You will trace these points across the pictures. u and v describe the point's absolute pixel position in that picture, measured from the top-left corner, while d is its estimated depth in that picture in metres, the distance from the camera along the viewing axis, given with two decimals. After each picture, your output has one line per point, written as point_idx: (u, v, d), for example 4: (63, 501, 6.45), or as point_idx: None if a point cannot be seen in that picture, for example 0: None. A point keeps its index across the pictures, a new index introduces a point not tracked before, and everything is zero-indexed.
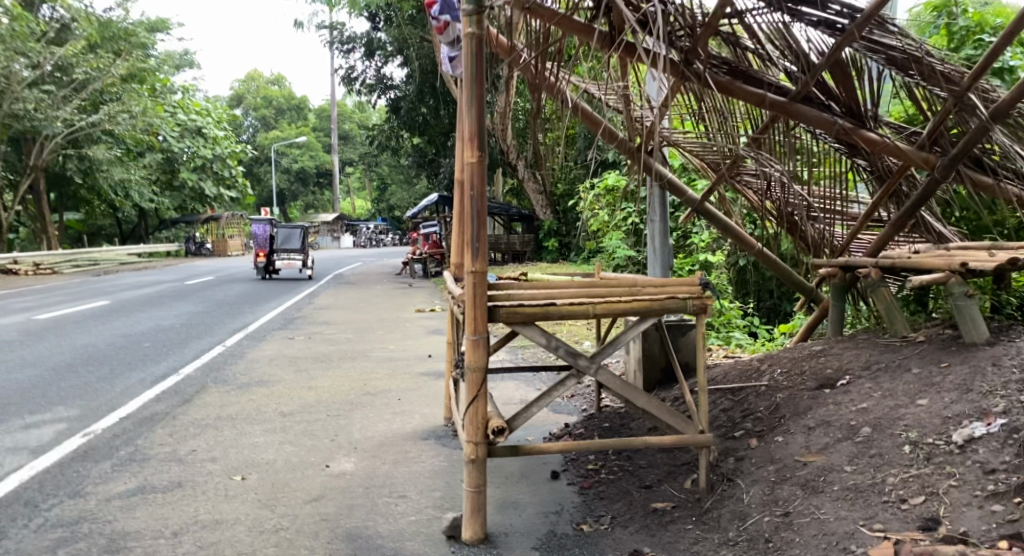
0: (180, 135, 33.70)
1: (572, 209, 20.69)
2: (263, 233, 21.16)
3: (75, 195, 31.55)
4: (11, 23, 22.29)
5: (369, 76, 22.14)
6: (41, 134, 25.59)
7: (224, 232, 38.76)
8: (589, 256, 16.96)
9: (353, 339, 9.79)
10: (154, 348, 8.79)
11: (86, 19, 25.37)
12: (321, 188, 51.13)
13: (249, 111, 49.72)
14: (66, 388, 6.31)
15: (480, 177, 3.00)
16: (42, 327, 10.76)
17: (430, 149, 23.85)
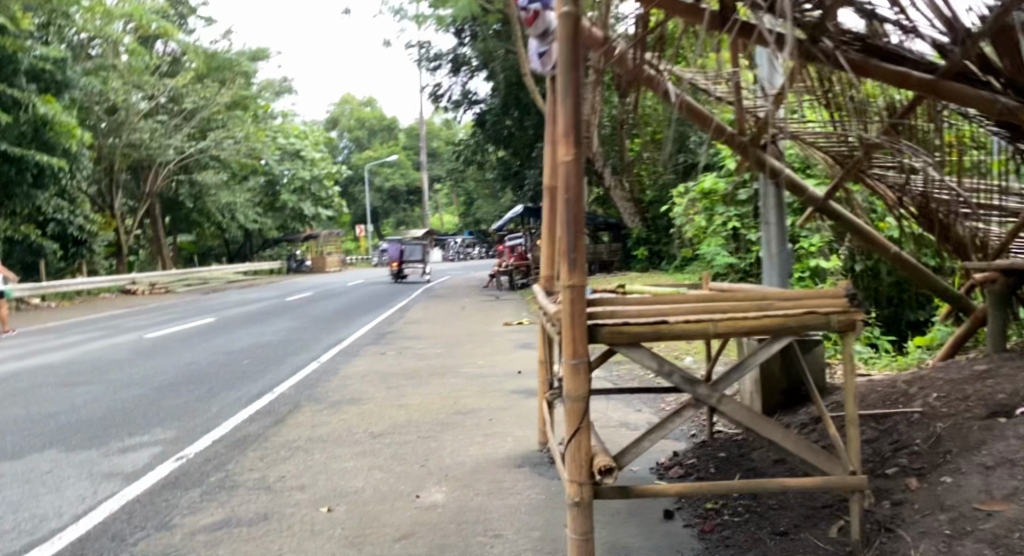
0: (280, 157, 34.93)
1: (664, 216, 20.06)
2: (395, 250, 26.13)
3: (188, 220, 33.08)
4: (128, 59, 23.63)
5: (456, 91, 22.18)
6: (154, 162, 26.94)
7: (322, 249, 39.87)
8: (684, 265, 16.32)
9: (443, 354, 9.57)
10: (250, 366, 8.78)
11: (193, 52, 26.69)
12: (412, 204, 52.03)
13: (343, 132, 51.22)
14: (162, 408, 6.28)
15: (577, 177, 2.60)
16: (147, 346, 11.02)
17: (517, 161, 23.68)
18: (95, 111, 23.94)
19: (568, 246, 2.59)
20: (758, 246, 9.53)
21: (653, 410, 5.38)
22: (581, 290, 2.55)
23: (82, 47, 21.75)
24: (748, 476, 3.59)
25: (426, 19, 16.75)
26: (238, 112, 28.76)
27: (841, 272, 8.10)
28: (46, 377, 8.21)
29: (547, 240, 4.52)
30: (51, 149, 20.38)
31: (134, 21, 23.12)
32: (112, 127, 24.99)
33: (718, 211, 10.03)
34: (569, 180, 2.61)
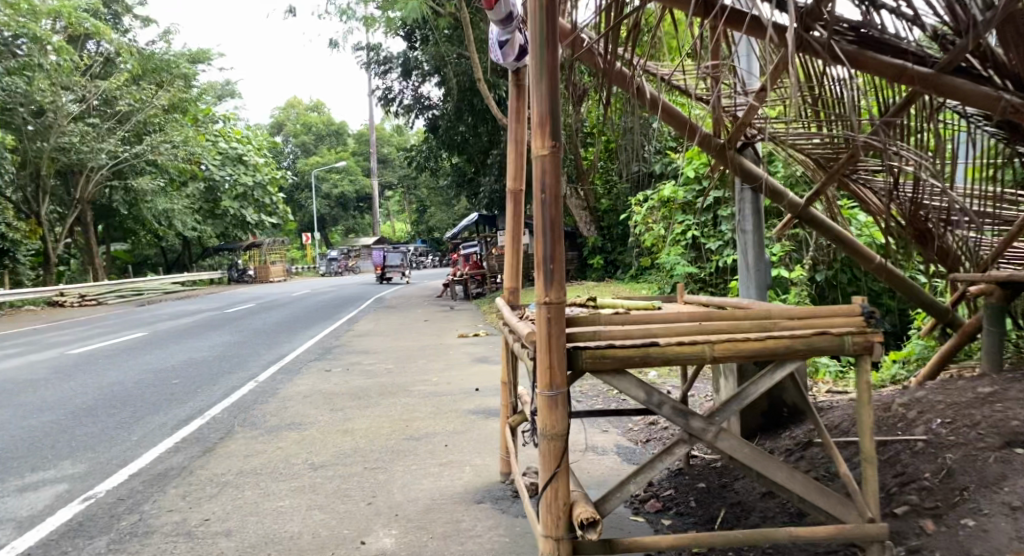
0: (222, 163, 33.77)
1: (618, 224, 19.86)
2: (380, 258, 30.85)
3: (122, 227, 31.72)
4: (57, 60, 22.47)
5: (406, 96, 21.69)
6: (87, 168, 25.66)
7: (266, 258, 38.68)
8: (639, 274, 16.08)
9: (393, 370, 9.06)
10: (182, 385, 8.15)
11: (128, 52, 25.59)
12: (360, 212, 51.07)
13: (289, 138, 50.08)
14: (79, 437, 5.66)
15: (554, 173, 2.22)
16: (72, 363, 10.24)
17: (469, 168, 23.23)
18: (22, 113, 22.67)
19: (544, 255, 2.23)
20: (718, 256, 9.27)
21: (620, 433, 5.02)
22: (559, 307, 2.19)
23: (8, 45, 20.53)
24: (733, 511, 3.24)
25: (376, 21, 16.24)
26: (176, 116, 27.69)
27: (803, 282, 7.84)
28: None
29: (510, 249, 4.17)
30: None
31: (63, 18, 22.02)
32: (39, 129, 23.55)
33: (676, 219, 9.76)
34: (545, 179, 2.24)
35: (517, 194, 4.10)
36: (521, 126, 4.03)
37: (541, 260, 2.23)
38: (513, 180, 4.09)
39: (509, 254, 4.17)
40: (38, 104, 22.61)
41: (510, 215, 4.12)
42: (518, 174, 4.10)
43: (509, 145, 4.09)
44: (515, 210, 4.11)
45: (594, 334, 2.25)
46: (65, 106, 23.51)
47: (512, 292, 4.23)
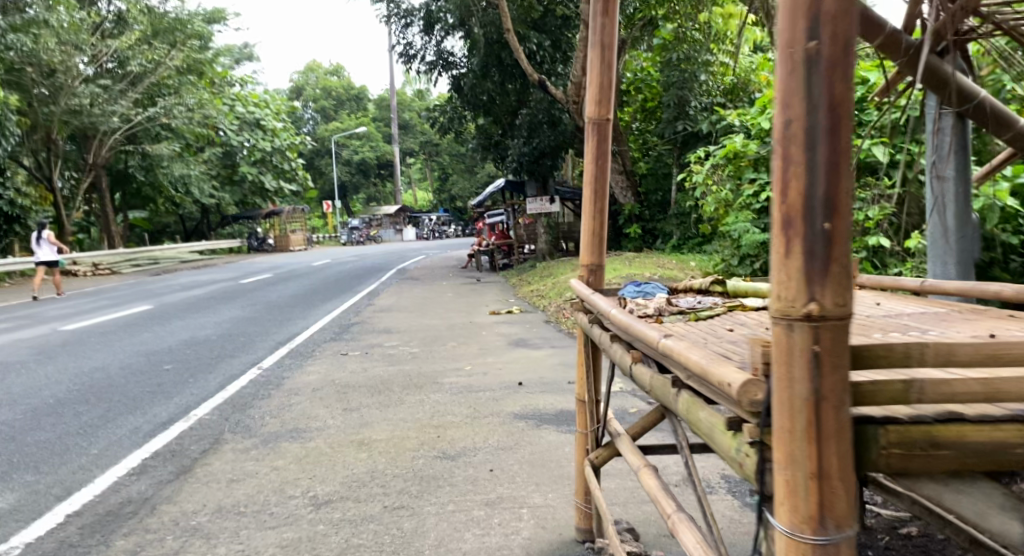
0: (238, 128, 32.39)
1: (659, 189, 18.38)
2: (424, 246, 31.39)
3: (139, 193, 30.68)
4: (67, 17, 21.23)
5: (429, 52, 20.28)
6: (98, 131, 24.44)
7: (286, 226, 37.47)
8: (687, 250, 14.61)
9: (418, 356, 7.85)
10: (174, 373, 6.98)
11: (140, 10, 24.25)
12: (381, 179, 49.59)
13: (308, 103, 48.71)
14: (26, 449, 4.52)
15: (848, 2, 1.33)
16: (61, 343, 9.13)
17: (496, 130, 21.71)
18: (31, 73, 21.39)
19: (815, 206, 1.35)
20: None
21: (727, 474, 3.80)
22: (842, 329, 1.37)
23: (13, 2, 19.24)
24: None
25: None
26: (191, 78, 26.28)
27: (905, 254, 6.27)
28: None
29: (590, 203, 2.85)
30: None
31: None
32: (49, 92, 22.05)
33: (743, 179, 8.42)
34: (825, 16, 1.34)
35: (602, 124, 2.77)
36: (611, 22, 2.69)
37: (805, 204, 1.36)
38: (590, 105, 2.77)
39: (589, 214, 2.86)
40: (48, 67, 21.41)
41: (591, 156, 2.81)
42: (603, 94, 2.76)
43: (590, 49, 2.75)
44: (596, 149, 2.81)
45: (908, 392, 1.46)
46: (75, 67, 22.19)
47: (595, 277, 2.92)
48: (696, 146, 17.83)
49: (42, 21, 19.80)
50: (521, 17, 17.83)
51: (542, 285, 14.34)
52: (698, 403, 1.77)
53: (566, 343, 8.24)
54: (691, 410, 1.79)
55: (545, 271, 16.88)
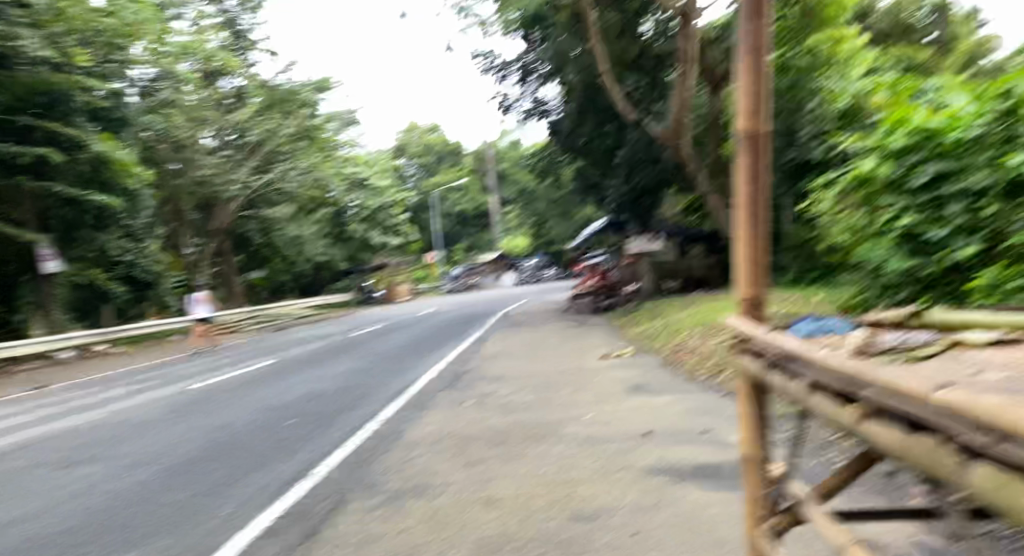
0: (347, 188, 33.72)
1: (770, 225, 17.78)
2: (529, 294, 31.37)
3: (257, 255, 32.20)
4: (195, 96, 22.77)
5: (526, 101, 20.48)
6: (221, 199, 25.86)
7: (393, 279, 38.39)
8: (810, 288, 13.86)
9: (536, 405, 7.59)
10: (295, 429, 6.97)
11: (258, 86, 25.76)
12: (481, 229, 50.28)
13: (410, 160, 50.30)
14: (159, 511, 4.53)
15: None
16: (190, 401, 9.39)
17: (595, 173, 21.56)
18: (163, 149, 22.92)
19: None
20: (947, 249, 7.23)
21: (905, 540, 3.33)
22: None
23: (148, 88, 20.78)
24: None
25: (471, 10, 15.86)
26: (303, 144, 27.54)
27: None
28: (48, 453, 6.58)
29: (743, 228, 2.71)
30: (112, 190, 18.52)
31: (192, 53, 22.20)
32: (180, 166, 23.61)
33: (879, 206, 7.87)
34: None
35: (758, 140, 2.66)
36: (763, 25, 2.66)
37: None
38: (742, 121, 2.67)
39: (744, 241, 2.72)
40: (176, 141, 23.18)
41: (745, 176, 2.68)
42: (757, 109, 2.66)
43: (742, 58, 2.71)
44: (752, 170, 2.67)
45: None
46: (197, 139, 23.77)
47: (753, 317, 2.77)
48: (809, 174, 17.14)
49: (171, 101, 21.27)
50: (618, 58, 17.79)
51: (654, 327, 13.85)
52: (903, 441, 1.74)
53: (690, 388, 7.77)
54: (892, 445, 1.77)
55: (654, 312, 16.38)
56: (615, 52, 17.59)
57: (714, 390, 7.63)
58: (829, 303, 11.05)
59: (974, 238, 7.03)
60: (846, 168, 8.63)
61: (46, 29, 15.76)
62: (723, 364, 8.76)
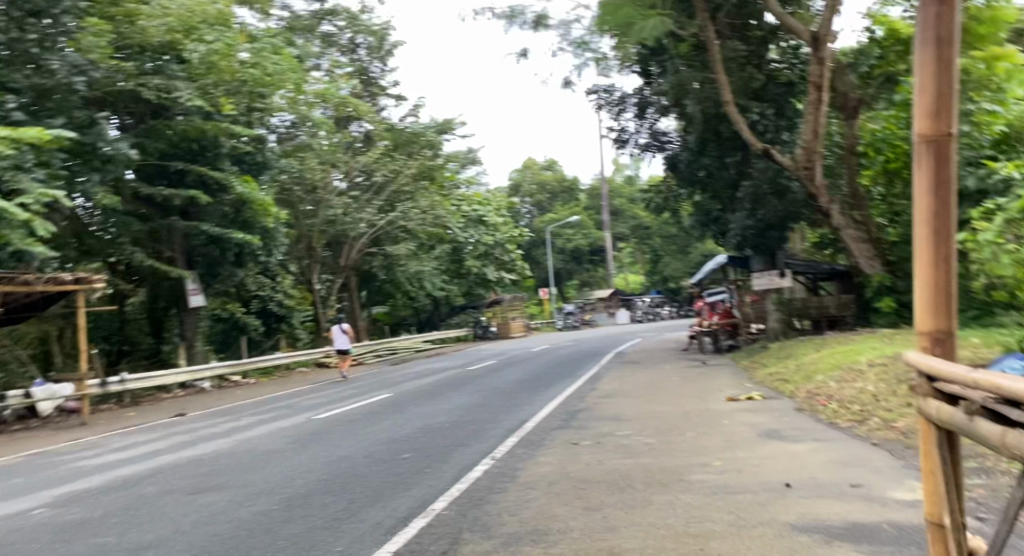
0: (465, 226, 34.32)
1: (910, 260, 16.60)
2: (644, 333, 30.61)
3: (379, 290, 33.15)
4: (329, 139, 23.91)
5: (644, 135, 20.17)
6: (348, 237, 26.86)
7: (507, 315, 38.53)
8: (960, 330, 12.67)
9: (657, 447, 7.18)
10: (412, 462, 6.88)
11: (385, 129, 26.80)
12: (595, 265, 49.94)
13: (525, 198, 50.75)
14: (277, 543, 4.46)
15: None
16: (312, 432, 9.51)
17: (716, 207, 20.83)
18: (297, 191, 24.10)
19: None
20: None
21: None
22: None
23: (288, 133, 21.97)
24: None
25: (592, 45, 15.71)
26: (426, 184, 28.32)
27: None
28: (179, 480, 6.72)
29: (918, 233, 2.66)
30: (252, 229, 19.30)
31: (327, 100, 23.28)
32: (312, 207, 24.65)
33: None
34: None
35: (943, 143, 2.59)
36: (945, 42, 2.58)
37: None
38: (921, 123, 2.62)
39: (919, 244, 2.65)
40: (310, 183, 24.25)
41: (927, 178, 2.62)
42: (941, 111, 2.60)
43: (919, 77, 2.66)
44: (937, 171, 2.61)
45: None
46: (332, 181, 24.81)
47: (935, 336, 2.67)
48: None
49: (307, 145, 22.42)
50: (743, 88, 17.06)
51: (782, 368, 13.04)
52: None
53: (830, 436, 7.12)
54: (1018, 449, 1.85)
55: (783, 352, 15.47)
56: (740, 83, 16.93)
57: (858, 439, 6.95)
58: (981, 347, 10.01)
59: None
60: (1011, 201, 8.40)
61: (199, 80, 16.89)
62: (865, 410, 8.02)
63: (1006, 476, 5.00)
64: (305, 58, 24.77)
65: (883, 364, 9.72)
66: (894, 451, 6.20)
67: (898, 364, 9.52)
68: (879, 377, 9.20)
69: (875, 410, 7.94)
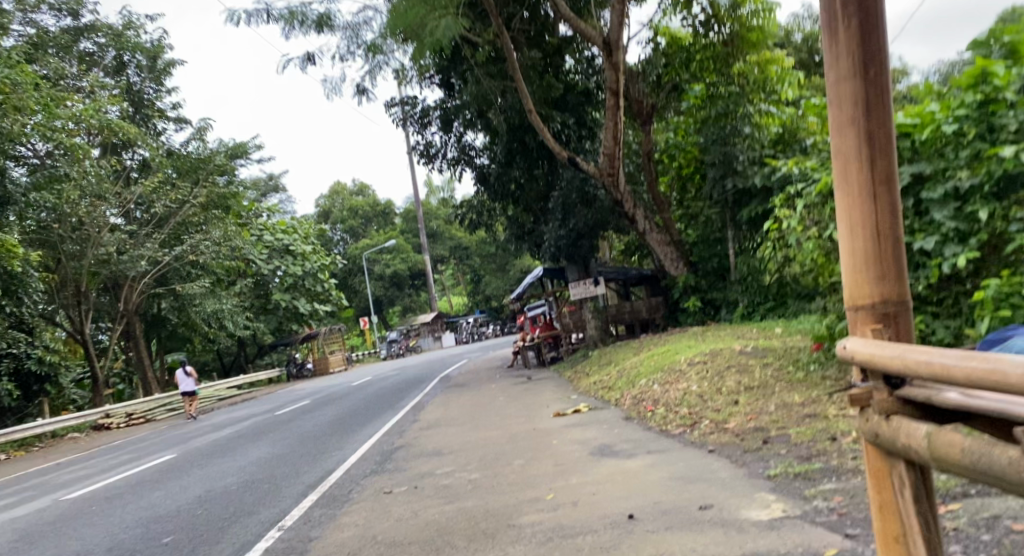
0: (269, 256, 31.74)
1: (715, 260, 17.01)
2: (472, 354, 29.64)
3: (175, 336, 29.69)
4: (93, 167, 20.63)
5: (449, 149, 19.40)
6: (128, 278, 23.50)
7: (325, 348, 36.09)
8: (774, 323, 12.81)
9: (481, 484, 6.18)
10: (172, 548, 5.40)
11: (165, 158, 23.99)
12: (415, 289, 48.58)
13: (337, 226, 48.59)
14: None
15: None
16: (53, 519, 7.60)
17: (528, 218, 20.46)
18: (58, 230, 20.49)
19: None
20: (938, 259, 6.82)
21: None
22: None
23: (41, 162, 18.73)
24: None
25: (382, 51, 14.67)
26: (218, 213, 25.64)
27: None
28: None
29: (850, 151, 3.08)
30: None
31: (87, 124, 20.38)
32: (78, 246, 21.20)
33: None
34: None
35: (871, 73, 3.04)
36: None
37: None
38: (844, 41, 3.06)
39: (850, 161, 3.09)
40: (75, 221, 20.76)
41: (857, 100, 3.05)
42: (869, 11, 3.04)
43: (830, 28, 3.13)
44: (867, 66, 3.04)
45: None
46: (103, 216, 21.51)
47: (876, 277, 3.04)
48: (749, 203, 16.58)
49: (63, 175, 19.28)
50: (543, 97, 16.77)
51: (606, 376, 12.61)
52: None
53: (666, 447, 6.49)
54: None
55: (603, 359, 15.15)
56: (540, 91, 16.59)
57: (694, 446, 6.35)
58: (798, 337, 9.99)
59: (966, 245, 6.69)
60: (808, 184, 8.30)
61: None
62: (695, 413, 7.52)
63: (859, 476, 4.48)
64: (58, 78, 21.49)
65: (705, 362, 9.40)
66: (736, 457, 5.63)
67: (719, 361, 9.22)
68: (702, 375, 8.84)
69: (704, 411, 7.45)
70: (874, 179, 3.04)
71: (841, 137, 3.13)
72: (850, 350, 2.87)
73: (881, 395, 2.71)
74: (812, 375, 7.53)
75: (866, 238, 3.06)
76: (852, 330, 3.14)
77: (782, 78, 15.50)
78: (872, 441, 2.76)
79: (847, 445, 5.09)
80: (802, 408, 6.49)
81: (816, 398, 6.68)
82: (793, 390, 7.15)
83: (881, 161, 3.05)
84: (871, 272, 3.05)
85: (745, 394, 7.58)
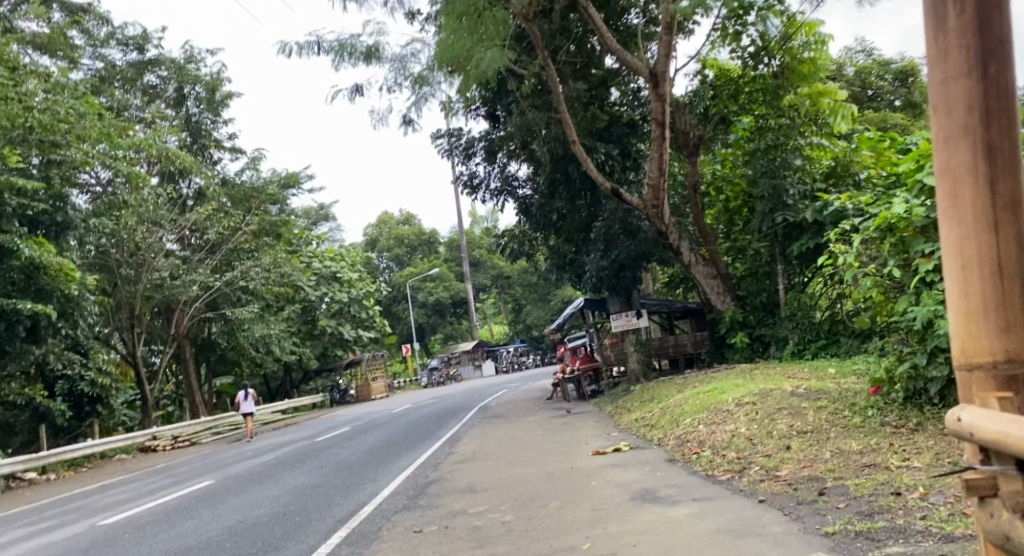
0: (315, 283, 32.06)
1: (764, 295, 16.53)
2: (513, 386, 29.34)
3: (221, 360, 30.04)
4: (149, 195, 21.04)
5: (493, 179, 19.35)
6: (178, 303, 23.85)
7: (367, 375, 36.19)
8: (827, 363, 12.29)
9: (516, 528, 5.89)
10: None
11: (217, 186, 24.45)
12: (458, 317, 48.60)
13: (382, 253, 49.05)
14: None
15: None
16: (84, 546, 7.52)
17: (571, 249, 20.23)
18: (114, 255, 20.93)
19: None
20: None
21: None
22: None
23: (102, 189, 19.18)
24: None
25: (429, 81, 14.71)
26: (267, 240, 26.00)
27: None
28: None
29: (970, 180, 2.60)
30: (48, 298, 16.75)
31: (145, 152, 20.93)
32: (132, 271, 21.62)
33: (912, 254, 7.06)
34: None
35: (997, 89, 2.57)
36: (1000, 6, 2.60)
37: None
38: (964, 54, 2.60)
39: (965, 193, 2.61)
40: (131, 246, 21.22)
41: (978, 125, 2.58)
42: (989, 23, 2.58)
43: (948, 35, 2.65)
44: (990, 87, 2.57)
45: None
46: (157, 241, 21.93)
47: (995, 331, 2.56)
48: (800, 237, 16.13)
49: None
50: (587, 127, 16.57)
51: (650, 413, 12.21)
52: None
53: (712, 494, 6.13)
54: None
55: (646, 395, 14.75)
56: (584, 122, 16.44)
57: (741, 495, 5.98)
58: (854, 379, 9.51)
59: None
60: (866, 219, 7.91)
61: None
62: (743, 458, 7.13)
63: (929, 539, 4.07)
64: (119, 108, 22.11)
65: (754, 403, 8.98)
66: (789, 510, 5.25)
67: (770, 402, 8.80)
68: (751, 417, 8.43)
69: (753, 456, 7.06)
70: (998, 217, 2.56)
71: (954, 161, 2.65)
72: (969, 423, 2.53)
73: (1008, 487, 2.41)
74: (870, 421, 7.08)
75: (991, 282, 2.56)
76: (967, 397, 2.66)
77: (835, 110, 15.32)
78: (1001, 544, 2.45)
79: (913, 502, 4.69)
80: (859, 457, 6.07)
81: (874, 447, 6.26)
82: (849, 437, 6.73)
83: (1007, 193, 2.56)
84: (989, 324, 2.57)
85: (798, 439, 7.17)
